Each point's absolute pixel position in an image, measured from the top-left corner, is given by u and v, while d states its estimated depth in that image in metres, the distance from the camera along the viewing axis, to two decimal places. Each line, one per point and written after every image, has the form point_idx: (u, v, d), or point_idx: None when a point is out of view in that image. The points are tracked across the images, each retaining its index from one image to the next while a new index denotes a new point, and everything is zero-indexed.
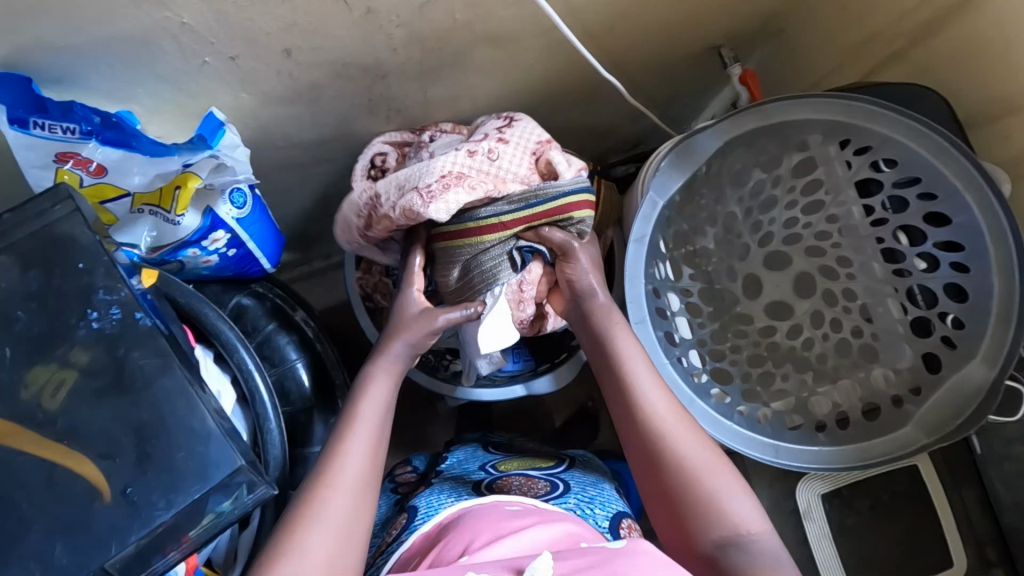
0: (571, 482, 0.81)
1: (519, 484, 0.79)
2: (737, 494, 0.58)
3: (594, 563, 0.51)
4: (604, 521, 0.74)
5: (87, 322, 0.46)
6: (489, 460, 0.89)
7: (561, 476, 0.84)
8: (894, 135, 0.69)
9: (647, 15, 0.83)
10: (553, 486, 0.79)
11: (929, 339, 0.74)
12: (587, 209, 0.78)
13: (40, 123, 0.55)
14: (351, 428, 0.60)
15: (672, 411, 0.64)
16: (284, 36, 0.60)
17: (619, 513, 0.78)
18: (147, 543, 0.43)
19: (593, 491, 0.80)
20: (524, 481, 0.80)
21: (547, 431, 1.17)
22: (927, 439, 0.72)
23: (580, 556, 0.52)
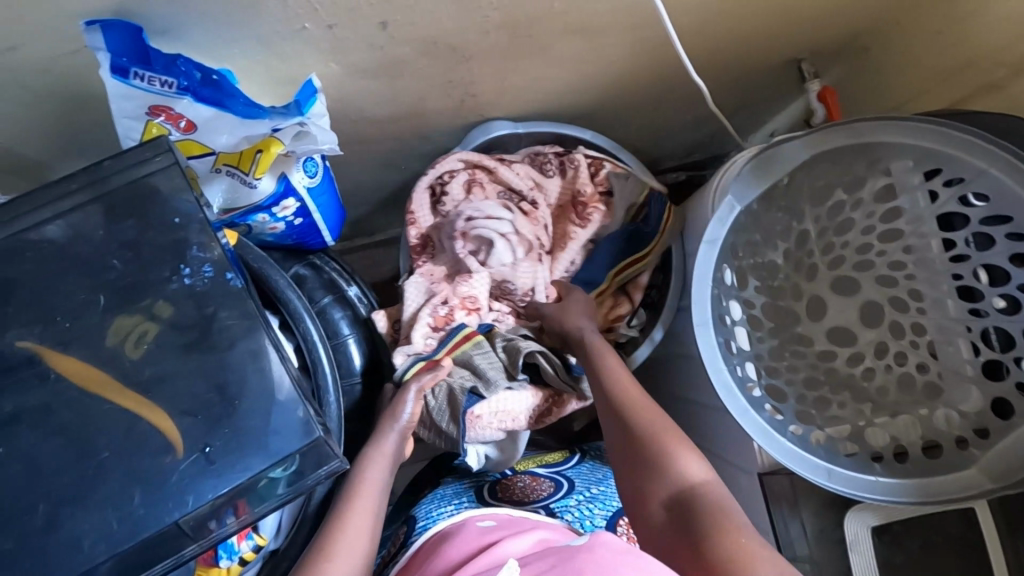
0: (575, 480, 0.82)
1: (523, 486, 0.80)
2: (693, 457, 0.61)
3: (555, 564, 0.50)
4: (603, 522, 0.75)
5: (178, 277, 0.46)
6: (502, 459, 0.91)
7: (568, 472, 0.84)
8: (989, 167, 0.66)
9: (737, 21, 0.81)
10: (557, 486, 0.80)
11: (1002, 385, 0.71)
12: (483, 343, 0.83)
13: (139, 74, 0.55)
14: (351, 504, 0.59)
15: (644, 399, 0.69)
16: (384, 9, 0.59)
17: (621, 511, 0.78)
18: (221, 502, 0.43)
19: (597, 490, 0.81)
20: (529, 481, 0.81)
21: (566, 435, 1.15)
22: (992, 486, 0.66)
23: (541, 559, 0.51)
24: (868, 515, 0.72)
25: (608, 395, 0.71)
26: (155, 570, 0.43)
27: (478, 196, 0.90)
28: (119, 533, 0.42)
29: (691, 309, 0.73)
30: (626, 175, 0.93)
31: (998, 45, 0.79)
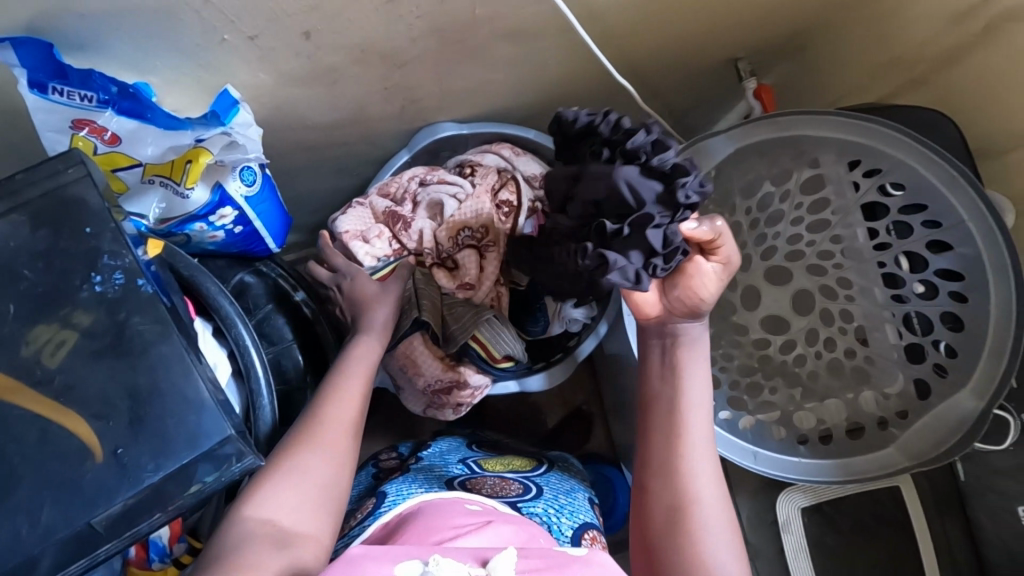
0: (544, 487, 0.82)
1: (492, 484, 0.79)
2: (708, 482, 0.61)
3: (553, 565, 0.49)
4: (568, 531, 0.75)
5: (89, 285, 0.47)
6: (466, 455, 0.90)
7: (536, 479, 0.85)
8: (907, 158, 0.71)
9: (669, 24, 0.83)
10: (525, 488, 0.80)
11: (921, 366, 0.74)
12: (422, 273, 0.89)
13: (58, 89, 0.55)
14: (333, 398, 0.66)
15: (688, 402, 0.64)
16: (305, 19, 0.60)
17: (586, 525, 0.78)
18: (135, 502, 0.44)
19: (564, 500, 0.81)
20: (498, 482, 0.80)
21: (536, 433, 1.18)
22: (908, 463, 0.70)
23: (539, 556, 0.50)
24: (800, 497, 0.76)
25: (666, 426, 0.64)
26: (69, 572, 0.43)
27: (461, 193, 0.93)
28: (32, 537, 0.43)
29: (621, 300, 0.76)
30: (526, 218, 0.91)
31: (918, 40, 0.81)
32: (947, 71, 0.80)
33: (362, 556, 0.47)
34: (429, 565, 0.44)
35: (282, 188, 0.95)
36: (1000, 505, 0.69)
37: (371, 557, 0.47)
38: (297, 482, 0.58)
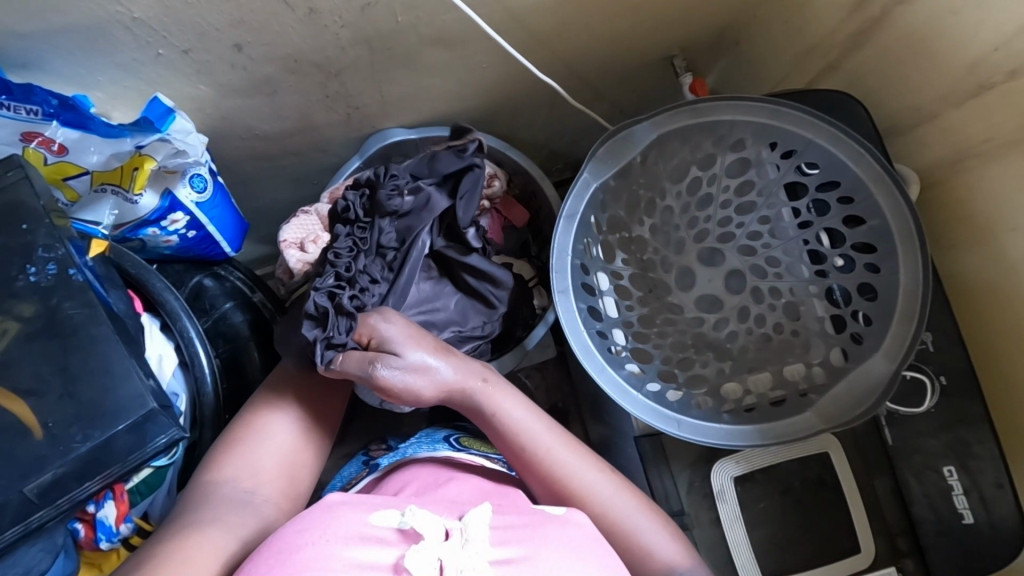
0: None
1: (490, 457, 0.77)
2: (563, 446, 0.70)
3: (528, 525, 0.52)
4: None
5: (25, 275, 0.52)
6: (451, 434, 0.81)
7: None
8: (814, 137, 0.76)
9: (592, 26, 0.89)
10: None
11: (841, 336, 0.77)
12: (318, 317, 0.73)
13: (4, 103, 0.61)
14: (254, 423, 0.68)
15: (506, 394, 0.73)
16: (234, 32, 0.66)
17: None
18: (64, 472, 0.48)
19: None
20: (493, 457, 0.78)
21: None
22: (824, 426, 0.73)
23: (519, 513, 0.54)
24: (730, 466, 0.78)
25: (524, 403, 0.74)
26: (6, 536, 0.47)
27: None
28: None
29: (554, 277, 0.81)
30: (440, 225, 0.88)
31: (826, 28, 0.86)
32: (853, 57, 0.85)
33: (339, 503, 0.52)
34: (405, 517, 0.49)
35: (242, 199, 1.00)
36: (925, 464, 0.74)
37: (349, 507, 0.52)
38: (249, 477, 0.65)
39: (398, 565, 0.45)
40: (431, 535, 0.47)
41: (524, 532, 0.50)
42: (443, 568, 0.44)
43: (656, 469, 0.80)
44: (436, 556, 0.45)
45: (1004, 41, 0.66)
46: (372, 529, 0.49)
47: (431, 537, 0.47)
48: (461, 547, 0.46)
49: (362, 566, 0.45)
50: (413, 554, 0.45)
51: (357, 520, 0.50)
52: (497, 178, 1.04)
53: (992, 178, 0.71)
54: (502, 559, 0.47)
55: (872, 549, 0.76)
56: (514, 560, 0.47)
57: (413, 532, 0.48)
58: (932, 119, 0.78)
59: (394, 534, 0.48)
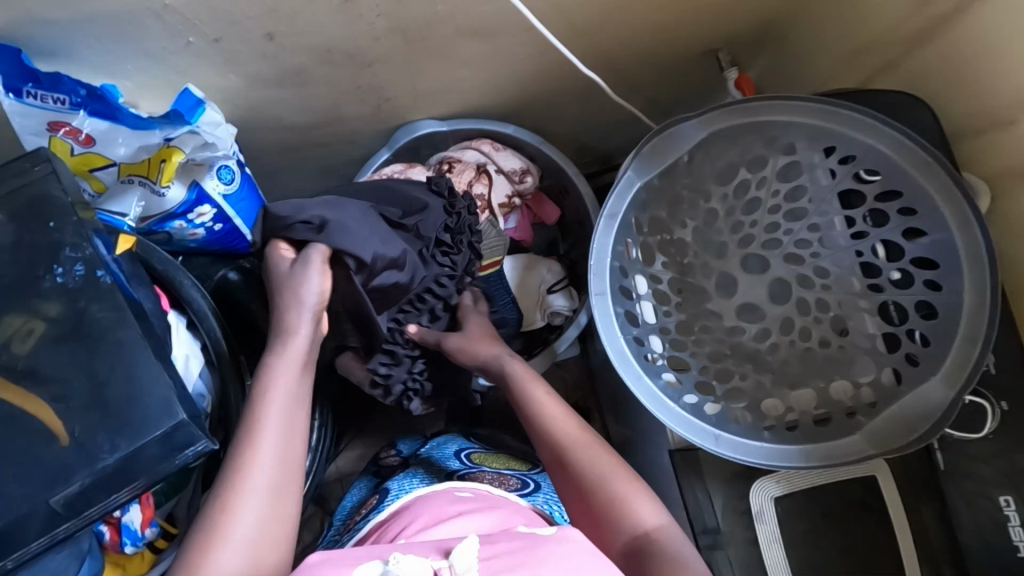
0: (542, 483, 0.82)
1: (491, 478, 0.79)
2: (608, 466, 0.66)
3: (520, 549, 0.46)
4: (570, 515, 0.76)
5: (52, 276, 0.50)
6: (464, 449, 0.89)
7: (533, 477, 0.84)
8: (876, 143, 0.71)
9: (637, 18, 0.84)
10: (524, 484, 0.79)
11: (893, 355, 0.72)
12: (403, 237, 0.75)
13: (33, 93, 0.59)
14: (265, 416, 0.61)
15: (557, 407, 0.72)
16: (266, 20, 0.63)
17: None
18: (90, 483, 0.46)
19: None
20: (496, 476, 0.80)
21: None
22: (874, 452, 0.69)
23: (507, 541, 0.48)
24: (772, 487, 0.75)
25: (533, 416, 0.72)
26: (31, 548, 0.45)
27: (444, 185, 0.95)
28: None
29: (591, 280, 0.77)
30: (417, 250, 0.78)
31: (889, 23, 0.80)
32: (916, 55, 0.80)
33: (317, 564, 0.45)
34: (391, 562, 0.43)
35: (269, 189, 0.97)
36: (977, 491, 0.68)
37: (330, 563, 0.45)
38: (263, 478, 0.57)
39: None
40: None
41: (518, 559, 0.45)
42: None
43: (689, 484, 0.77)
44: None
45: None
46: None
47: None
48: None
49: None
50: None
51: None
52: (530, 174, 1.00)
53: None
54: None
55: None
56: None
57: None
58: (1004, 124, 0.72)
59: None
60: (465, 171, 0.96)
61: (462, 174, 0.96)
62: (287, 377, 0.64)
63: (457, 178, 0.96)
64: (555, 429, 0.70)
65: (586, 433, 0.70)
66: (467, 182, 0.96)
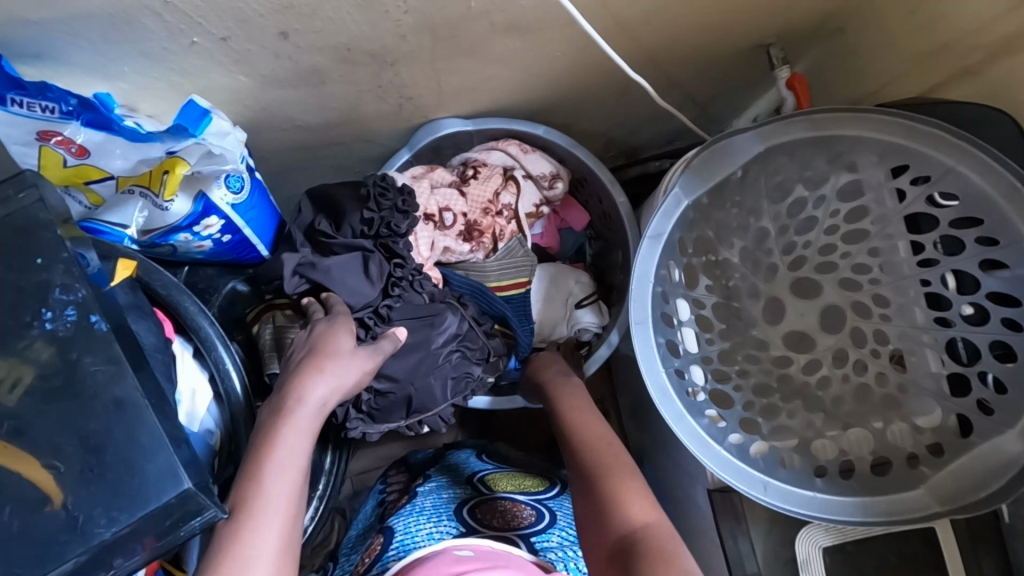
0: (557, 514, 0.77)
1: (504, 511, 0.75)
2: (619, 462, 0.67)
3: None
4: (586, 565, 0.70)
5: (40, 322, 0.44)
6: (479, 472, 0.85)
7: (548, 504, 0.79)
8: (958, 165, 0.62)
9: (688, 11, 0.75)
10: (538, 517, 0.75)
11: (962, 400, 0.66)
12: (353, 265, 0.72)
13: (17, 100, 0.53)
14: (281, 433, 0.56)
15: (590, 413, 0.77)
16: (280, 18, 0.55)
17: None
18: (87, 560, 0.41)
19: None
20: (509, 507, 0.76)
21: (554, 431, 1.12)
22: (940, 509, 0.62)
23: None
24: (820, 534, 0.69)
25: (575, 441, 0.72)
26: None
27: (468, 191, 0.88)
28: None
29: (631, 306, 0.70)
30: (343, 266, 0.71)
31: (974, 25, 0.71)
32: (1004, 63, 0.71)
33: None
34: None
35: (279, 189, 0.90)
36: None
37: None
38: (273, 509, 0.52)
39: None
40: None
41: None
42: None
43: (728, 527, 0.72)
44: None
45: None
46: None
47: None
48: None
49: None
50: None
51: None
52: (559, 179, 0.93)
53: None
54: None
55: None
56: None
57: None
58: None
59: None
60: (490, 176, 0.89)
61: (488, 179, 0.89)
62: (309, 419, 0.58)
63: (483, 183, 0.89)
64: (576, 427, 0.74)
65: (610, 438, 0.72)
66: (495, 188, 0.89)
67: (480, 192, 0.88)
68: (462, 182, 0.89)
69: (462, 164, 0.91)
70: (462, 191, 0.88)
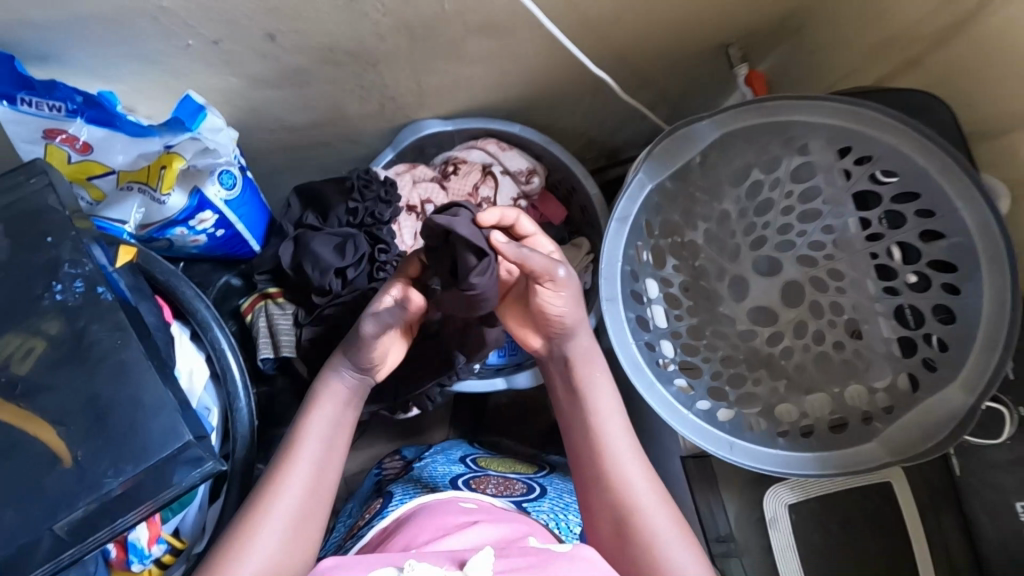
0: (548, 487, 0.80)
1: (495, 483, 0.78)
2: (631, 455, 0.63)
3: (534, 563, 0.47)
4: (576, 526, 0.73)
5: (50, 294, 0.48)
6: (466, 456, 0.88)
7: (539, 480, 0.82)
8: (900, 145, 0.68)
9: (648, 13, 0.81)
10: (529, 488, 0.78)
11: (910, 360, 0.71)
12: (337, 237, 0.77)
13: (27, 99, 0.57)
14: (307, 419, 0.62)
15: (608, 404, 0.66)
16: (266, 21, 0.61)
17: None
18: (94, 509, 0.45)
19: (568, 498, 0.79)
20: (501, 481, 0.79)
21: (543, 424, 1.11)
22: (891, 459, 0.68)
23: (521, 556, 0.49)
24: (785, 492, 0.74)
25: (580, 408, 0.66)
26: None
27: (449, 185, 0.93)
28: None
29: (601, 284, 0.75)
30: (333, 242, 0.76)
31: (912, 17, 0.78)
32: (939, 52, 0.78)
33: (332, 568, 0.45)
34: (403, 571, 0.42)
35: (270, 190, 0.94)
36: (997, 500, 0.68)
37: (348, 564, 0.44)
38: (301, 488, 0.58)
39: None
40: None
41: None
42: None
43: (703, 492, 0.76)
44: None
45: None
46: None
47: None
48: None
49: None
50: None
51: None
52: (536, 174, 0.97)
53: None
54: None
55: None
56: None
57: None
58: None
59: None
60: (470, 170, 0.93)
61: (468, 173, 0.93)
62: (332, 405, 0.63)
63: (463, 176, 0.93)
64: (587, 412, 0.65)
65: (624, 420, 0.66)
66: (474, 181, 0.94)
67: (459, 185, 0.93)
68: (443, 177, 0.94)
69: (444, 160, 0.95)
70: (443, 184, 0.93)
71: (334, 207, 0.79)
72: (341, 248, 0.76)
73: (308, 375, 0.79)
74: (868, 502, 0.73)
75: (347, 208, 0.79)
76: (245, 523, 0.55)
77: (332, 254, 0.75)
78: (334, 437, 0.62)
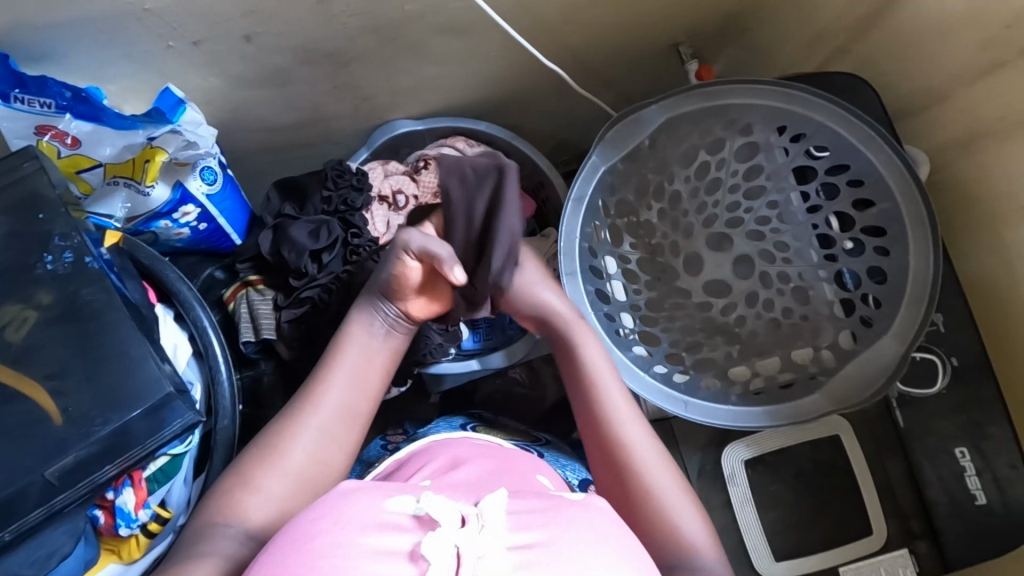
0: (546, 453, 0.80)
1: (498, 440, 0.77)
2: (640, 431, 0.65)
3: (548, 502, 0.44)
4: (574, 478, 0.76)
5: (42, 264, 0.53)
6: (468, 424, 0.85)
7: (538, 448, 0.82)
8: (827, 121, 0.75)
9: (602, 16, 0.88)
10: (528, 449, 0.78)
11: (850, 319, 0.78)
12: (311, 223, 0.82)
13: (21, 97, 0.63)
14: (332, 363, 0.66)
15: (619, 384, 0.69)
16: (244, 22, 0.67)
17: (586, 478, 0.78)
18: (85, 455, 0.50)
19: (564, 461, 0.80)
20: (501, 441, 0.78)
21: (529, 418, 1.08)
22: (833, 408, 0.75)
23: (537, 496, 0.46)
24: (741, 450, 0.82)
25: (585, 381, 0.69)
26: (29, 519, 0.49)
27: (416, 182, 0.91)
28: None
29: (561, 260, 0.81)
30: (306, 227, 0.82)
31: (835, 11, 0.85)
32: (864, 40, 0.85)
33: (356, 490, 0.44)
34: (421, 502, 0.42)
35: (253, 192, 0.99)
36: (939, 447, 0.73)
37: (363, 493, 0.43)
38: (317, 432, 0.61)
39: (416, 555, 0.38)
40: (447, 521, 0.40)
41: (543, 514, 0.42)
42: (461, 555, 0.38)
43: None
44: (453, 541, 0.38)
45: (1015, 18, 0.67)
46: (385, 515, 0.41)
47: (447, 523, 0.40)
48: (478, 532, 0.39)
49: (379, 555, 0.38)
50: (430, 540, 0.38)
51: (372, 506, 0.42)
52: None
53: (1009, 158, 0.72)
54: (522, 543, 0.39)
55: (883, 533, 0.78)
56: (534, 545, 0.40)
57: (430, 518, 0.41)
58: (945, 99, 0.78)
59: (410, 520, 0.41)
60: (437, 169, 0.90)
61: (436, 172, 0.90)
62: (355, 361, 0.67)
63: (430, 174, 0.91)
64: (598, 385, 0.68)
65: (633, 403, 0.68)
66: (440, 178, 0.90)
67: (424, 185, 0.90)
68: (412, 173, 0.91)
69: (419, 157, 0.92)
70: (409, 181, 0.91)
71: (310, 197, 0.86)
72: (314, 233, 0.82)
73: (289, 356, 0.82)
74: (820, 453, 0.81)
75: (322, 197, 0.85)
76: (259, 454, 0.58)
77: (306, 237, 0.81)
78: (356, 394, 0.64)
